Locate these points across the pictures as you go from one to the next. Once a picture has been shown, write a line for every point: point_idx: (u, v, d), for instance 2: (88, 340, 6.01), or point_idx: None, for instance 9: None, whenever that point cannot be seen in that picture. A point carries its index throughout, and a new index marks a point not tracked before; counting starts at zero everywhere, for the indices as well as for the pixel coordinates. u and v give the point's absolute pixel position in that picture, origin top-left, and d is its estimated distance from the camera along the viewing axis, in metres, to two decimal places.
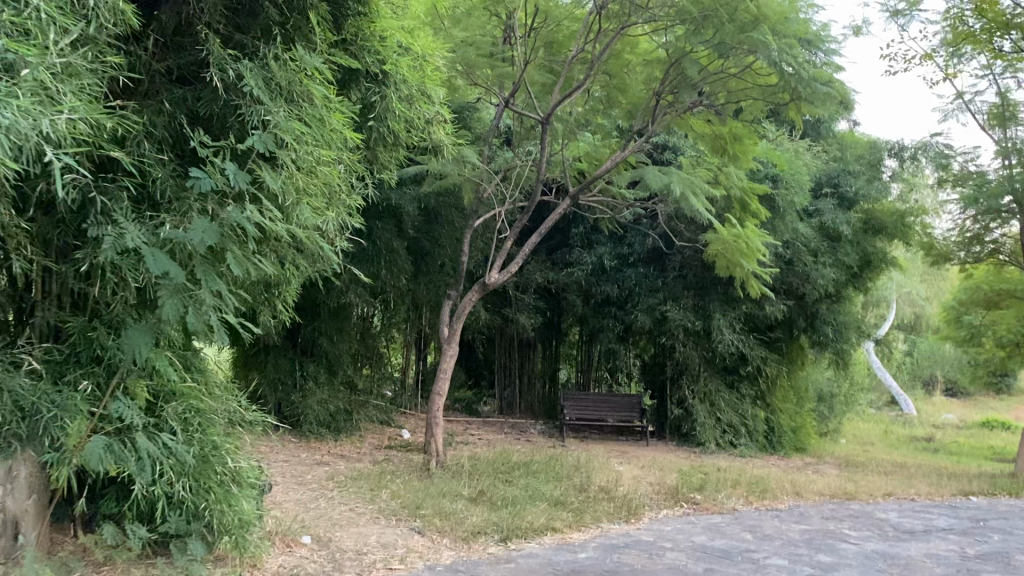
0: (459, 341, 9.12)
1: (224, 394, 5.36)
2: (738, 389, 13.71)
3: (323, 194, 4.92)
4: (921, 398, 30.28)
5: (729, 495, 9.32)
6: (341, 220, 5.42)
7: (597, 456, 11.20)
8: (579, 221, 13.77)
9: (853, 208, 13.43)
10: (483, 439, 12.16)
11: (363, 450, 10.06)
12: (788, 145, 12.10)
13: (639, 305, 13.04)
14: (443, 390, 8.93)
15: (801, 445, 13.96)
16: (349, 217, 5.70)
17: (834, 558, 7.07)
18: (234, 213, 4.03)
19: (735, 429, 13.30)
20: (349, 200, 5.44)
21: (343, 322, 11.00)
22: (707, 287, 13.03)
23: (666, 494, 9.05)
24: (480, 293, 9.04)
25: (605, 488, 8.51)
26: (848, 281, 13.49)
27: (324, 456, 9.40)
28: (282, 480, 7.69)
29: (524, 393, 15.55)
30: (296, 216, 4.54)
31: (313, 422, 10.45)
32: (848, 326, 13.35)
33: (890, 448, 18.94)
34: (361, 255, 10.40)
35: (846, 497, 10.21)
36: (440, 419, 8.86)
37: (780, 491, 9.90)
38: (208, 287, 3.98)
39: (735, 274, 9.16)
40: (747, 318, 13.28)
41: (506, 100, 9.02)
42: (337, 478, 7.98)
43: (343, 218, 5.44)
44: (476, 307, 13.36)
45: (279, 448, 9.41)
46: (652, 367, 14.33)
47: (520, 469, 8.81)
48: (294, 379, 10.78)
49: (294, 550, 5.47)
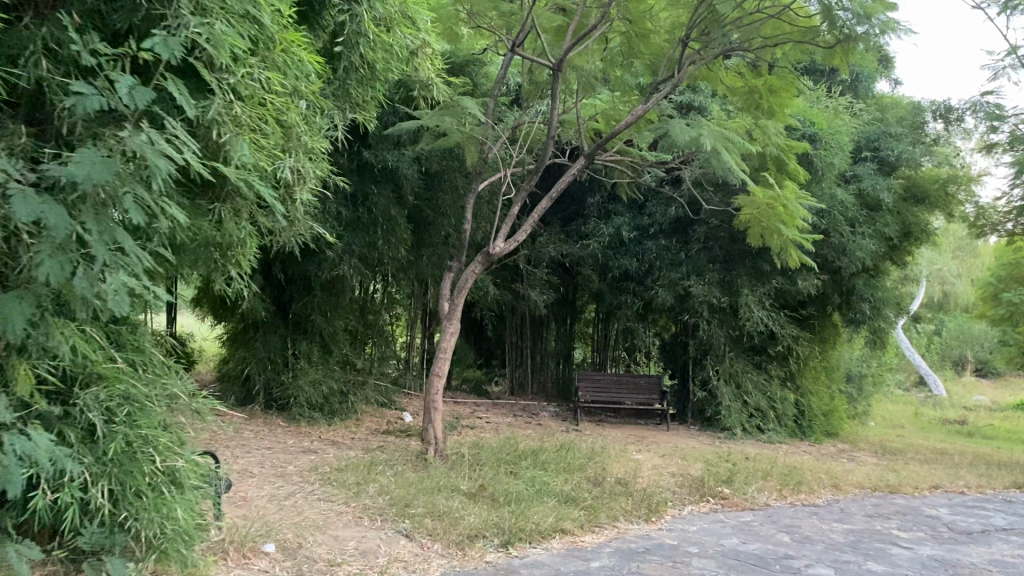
0: (460, 317, 8.18)
1: (167, 373, 4.48)
2: (766, 370, 12.72)
3: (273, 130, 4.02)
4: (951, 378, 29.14)
5: (761, 488, 8.39)
6: (301, 165, 4.51)
7: (615, 442, 10.29)
8: (596, 189, 12.80)
9: (894, 174, 12.34)
10: (490, 423, 11.29)
11: (359, 435, 9.22)
12: (826, 103, 10.99)
13: (660, 280, 12.04)
14: (443, 371, 8.01)
15: (833, 430, 12.96)
16: (312, 165, 4.78)
17: (886, 566, 6.10)
18: (130, 142, 3.13)
19: (763, 413, 12.35)
20: (307, 142, 4.51)
21: (339, 297, 10.10)
22: (734, 259, 12.02)
23: (689, 488, 8.12)
24: (483, 264, 8.11)
25: (621, 482, 7.61)
26: (887, 254, 12.45)
27: (314, 443, 8.55)
28: (260, 475, 6.84)
29: (537, 373, 14.68)
30: (235, 154, 3.62)
31: (303, 405, 9.62)
32: (887, 303, 12.32)
33: (921, 431, 17.93)
34: (356, 223, 9.46)
35: (889, 490, 9.24)
36: (439, 404, 7.96)
37: (816, 484, 8.95)
38: (104, 241, 3.10)
39: (771, 243, 8.15)
40: (777, 294, 12.27)
41: (513, 43, 8.02)
42: (323, 470, 7.12)
43: (300, 163, 4.52)
44: (485, 283, 12.46)
45: (264, 435, 8.59)
46: (673, 346, 13.36)
47: (527, 458, 7.91)
48: (284, 358, 9.93)
49: (252, 564, 4.61)
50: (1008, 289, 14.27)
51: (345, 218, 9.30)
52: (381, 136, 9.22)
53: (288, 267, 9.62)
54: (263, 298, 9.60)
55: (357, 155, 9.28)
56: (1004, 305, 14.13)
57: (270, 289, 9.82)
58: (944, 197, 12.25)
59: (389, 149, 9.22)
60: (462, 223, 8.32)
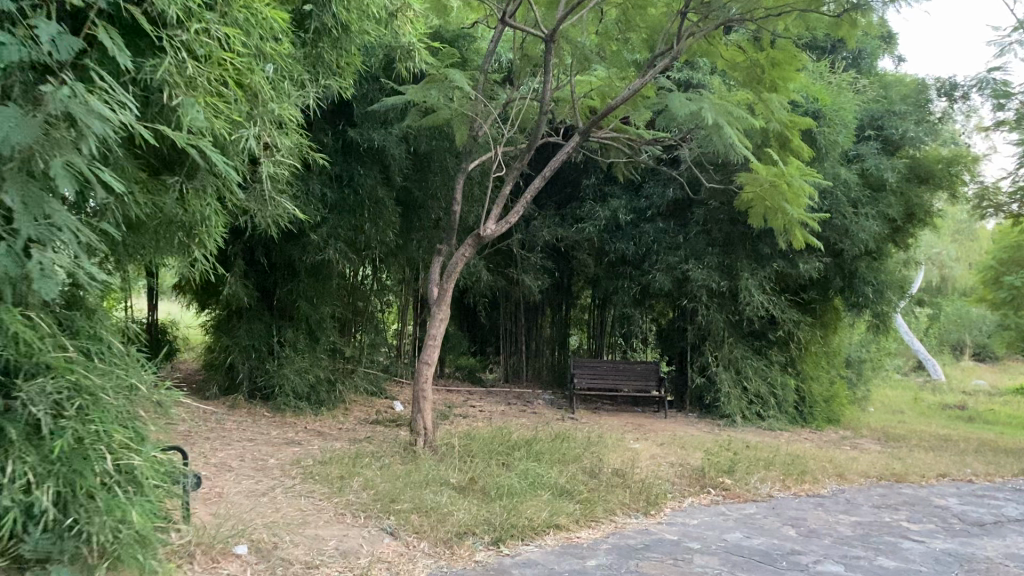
0: (451, 302, 7.80)
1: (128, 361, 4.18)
2: (767, 355, 12.40)
3: (232, 94, 3.68)
4: (949, 362, 28.89)
5: (764, 478, 8.08)
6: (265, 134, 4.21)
7: (611, 431, 9.97)
8: (592, 171, 12.43)
9: (897, 153, 11.98)
10: (484, 412, 10.96)
11: (347, 426, 8.89)
12: (831, 80, 10.61)
13: (658, 264, 11.67)
14: (433, 359, 7.65)
15: (835, 416, 12.65)
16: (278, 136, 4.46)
17: (899, 562, 5.79)
18: (57, 100, 2.78)
19: (763, 399, 12.05)
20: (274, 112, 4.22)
21: (326, 283, 9.73)
22: (733, 242, 11.68)
23: (689, 479, 7.80)
24: (473, 246, 7.75)
25: (619, 473, 7.29)
26: (890, 235, 12.10)
27: (299, 434, 8.21)
28: (239, 469, 6.50)
29: (532, 360, 14.42)
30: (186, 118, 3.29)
31: (289, 395, 9.29)
32: (890, 286, 11.98)
33: (921, 416, 17.67)
34: (342, 205, 9.07)
35: (895, 479, 8.94)
36: (429, 393, 7.62)
37: (820, 473, 8.63)
38: (30, 214, 2.79)
39: (774, 223, 7.81)
40: (778, 278, 11.93)
41: (504, 13, 7.63)
42: (306, 463, 6.77)
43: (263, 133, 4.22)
44: (478, 268, 12.10)
45: (246, 427, 8.26)
46: (671, 332, 13.03)
47: (520, 449, 7.58)
48: (269, 346, 9.58)
49: (220, 568, 4.27)
50: (1010, 272, 13.97)
51: (330, 201, 8.92)
52: (368, 114, 8.83)
53: (272, 251, 9.23)
54: (247, 284, 9.22)
55: (343, 134, 9.00)
56: (1006, 289, 13.85)
57: (254, 275, 9.43)
58: (949, 177, 11.91)
59: (376, 127, 8.83)
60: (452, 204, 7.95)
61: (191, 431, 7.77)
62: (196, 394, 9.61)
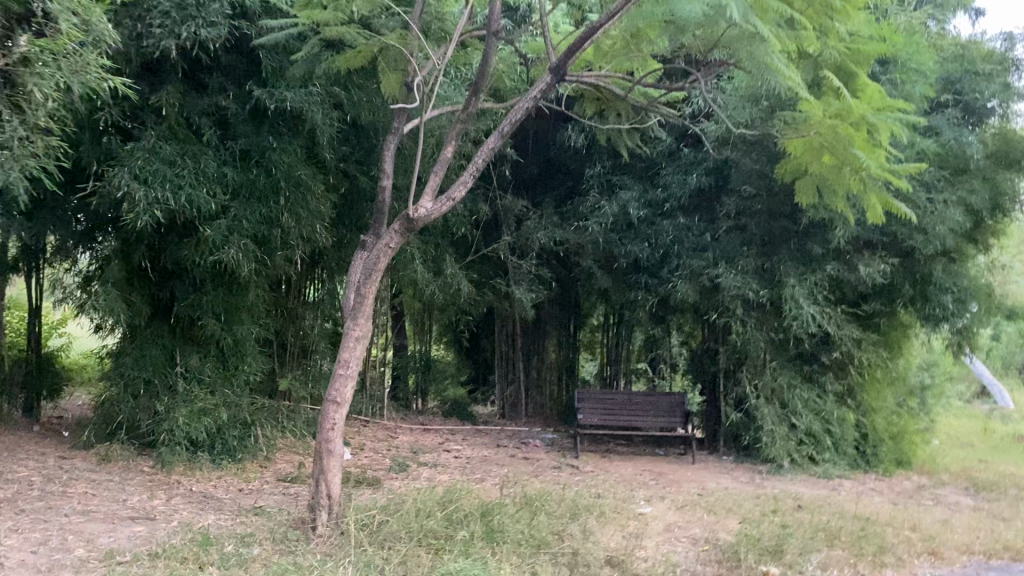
0: (373, 313, 5.34)
1: None
2: (820, 384, 9.82)
3: None
4: (1017, 387, 25.63)
5: (827, 561, 5.56)
6: None
7: (616, 487, 7.49)
8: (596, 158, 10.10)
9: (979, 126, 9.39)
10: (457, 461, 8.54)
11: (250, 487, 6.56)
12: (898, 24, 8.21)
13: (679, 270, 9.25)
14: (344, 397, 5.24)
15: (906, 458, 9.98)
16: None
17: None
18: None
19: (816, 439, 9.50)
20: None
21: (241, 295, 7.46)
22: (776, 240, 9.21)
23: (716, 569, 5.30)
24: (402, 233, 5.37)
25: (610, 565, 4.85)
26: (972, 231, 9.49)
27: (173, 501, 5.90)
28: (13, 571, 4.18)
29: (533, 392, 11.96)
30: None
31: (180, 444, 7.05)
32: (976, 295, 9.32)
33: (1002, 453, 14.67)
34: (249, 190, 6.85)
35: (1011, 556, 6.35)
36: (338, 445, 5.22)
37: (905, 551, 6.07)
38: None
39: (842, 188, 5.41)
40: (832, 284, 9.43)
41: None
42: (127, 555, 4.45)
43: None
44: (457, 277, 9.74)
45: (102, 490, 5.98)
46: (701, 356, 10.51)
47: (468, 527, 5.16)
48: (165, 378, 7.32)
49: None
50: None
51: (232, 183, 6.73)
52: (281, 68, 6.68)
53: (162, 252, 7.03)
54: (130, 298, 7.07)
55: (250, 96, 6.82)
56: None
57: (142, 284, 7.28)
58: None
59: (291, 85, 6.66)
60: (380, 176, 5.64)
61: (9, 498, 5.51)
62: (73, 443, 7.42)
